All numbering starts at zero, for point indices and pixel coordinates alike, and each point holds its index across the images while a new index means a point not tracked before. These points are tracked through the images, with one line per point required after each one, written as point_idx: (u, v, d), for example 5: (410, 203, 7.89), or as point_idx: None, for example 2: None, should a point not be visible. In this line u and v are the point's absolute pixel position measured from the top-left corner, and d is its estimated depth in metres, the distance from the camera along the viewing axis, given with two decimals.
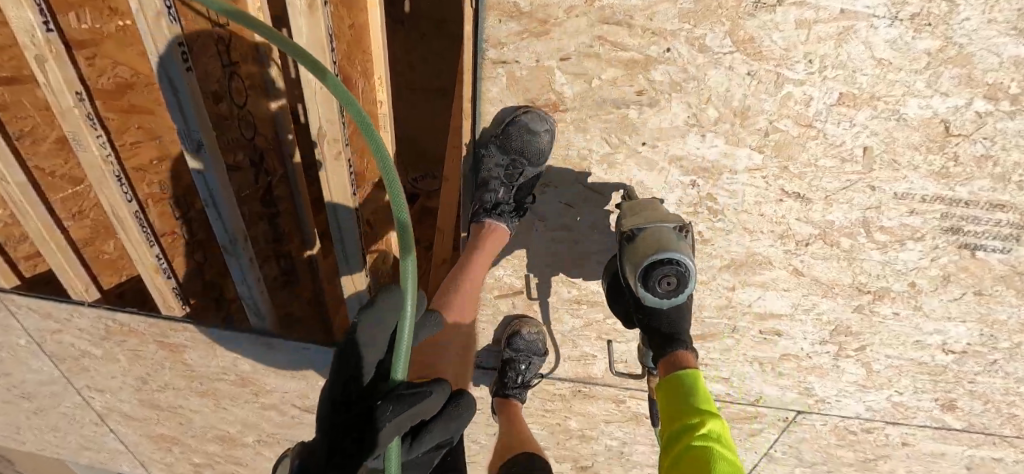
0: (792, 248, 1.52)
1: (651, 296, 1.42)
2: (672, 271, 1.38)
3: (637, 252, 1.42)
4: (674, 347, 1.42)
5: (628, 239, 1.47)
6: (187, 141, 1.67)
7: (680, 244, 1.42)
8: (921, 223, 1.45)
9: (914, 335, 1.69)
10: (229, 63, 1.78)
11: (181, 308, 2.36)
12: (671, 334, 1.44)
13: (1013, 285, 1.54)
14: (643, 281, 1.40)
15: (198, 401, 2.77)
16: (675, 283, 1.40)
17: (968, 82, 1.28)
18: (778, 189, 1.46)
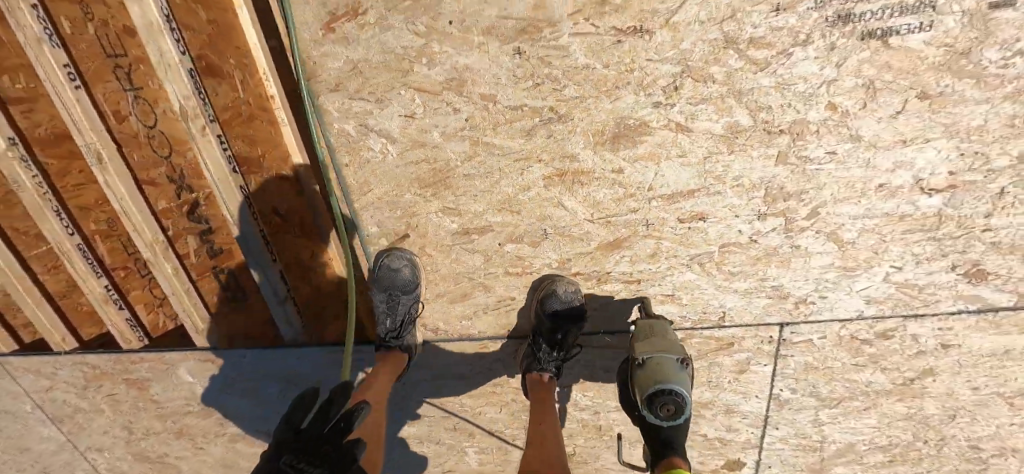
0: (661, 100, 1.29)
1: (652, 416, 1.45)
2: (672, 401, 1.43)
3: (641, 379, 1.47)
4: (669, 451, 1.43)
5: (636, 366, 1.49)
6: (88, 154, 1.78)
7: (680, 373, 1.46)
8: (797, 21, 1.18)
9: (871, 179, 1.34)
10: (132, 89, 1.89)
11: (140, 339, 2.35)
12: (666, 442, 1.45)
13: (965, 74, 1.20)
14: (645, 404, 1.45)
15: (177, 444, 2.58)
16: (674, 409, 1.44)
17: None
18: (613, 29, 1.24)
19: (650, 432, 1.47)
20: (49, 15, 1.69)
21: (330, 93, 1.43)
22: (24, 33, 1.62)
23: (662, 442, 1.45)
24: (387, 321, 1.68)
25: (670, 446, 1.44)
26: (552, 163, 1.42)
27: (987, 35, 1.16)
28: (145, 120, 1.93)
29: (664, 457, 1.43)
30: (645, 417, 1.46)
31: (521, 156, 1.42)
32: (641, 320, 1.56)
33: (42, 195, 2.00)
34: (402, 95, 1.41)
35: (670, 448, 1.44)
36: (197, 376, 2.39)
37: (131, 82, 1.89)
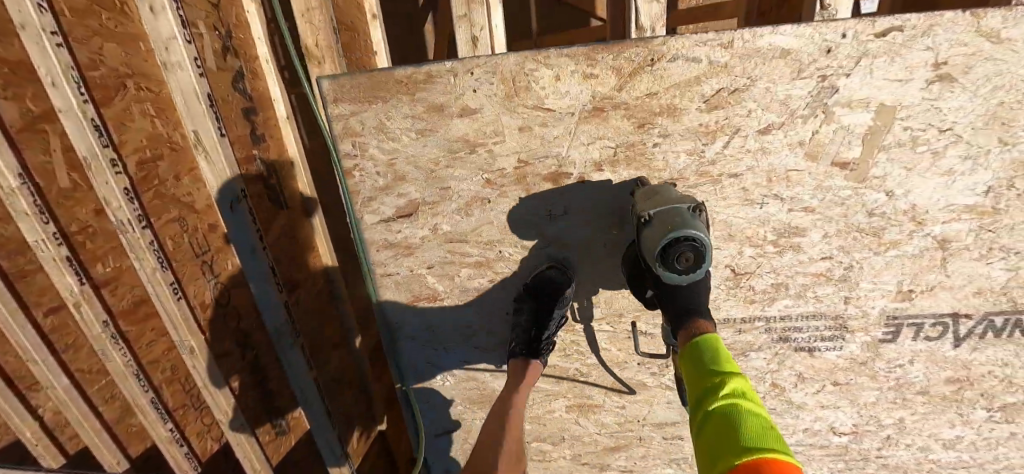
0: (659, 371, 1.83)
1: (668, 273, 1.33)
2: (689, 248, 1.30)
3: (652, 236, 1.34)
4: (693, 316, 1.38)
5: (643, 224, 1.38)
6: (182, 346, 2.13)
7: (697, 220, 1.34)
8: (752, 337, 1.70)
9: (799, 424, 1.88)
10: (213, 278, 2.25)
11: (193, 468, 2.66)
12: (688, 307, 1.39)
13: (864, 374, 1.74)
14: (663, 261, 1.31)
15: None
16: (693, 260, 1.32)
17: (732, 239, 1.54)
18: (625, 329, 1.75)
19: (668, 295, 1.41)
20: (160, 239, 2.02)
21: (408, 342, 1.90)
22: (143, 264, 1.94)
23: (686, 307, 1.39)
24: None
25: (694, 308, 1.40)
26: (573, 397, 1.93)
27: (877, 354, 1.70)
28: (223, 301, 2.29)
29: (688, 321, 1.37)
30: (662, 275, 1.34)
31: (552, 393, 1.94)
32: (641, 189, 1.45)
33: (126, 363, 2.27)
34: (464, 347, 1.89)
35: (691, 311, 1.38)
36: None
37: (214, 273, 2.25)
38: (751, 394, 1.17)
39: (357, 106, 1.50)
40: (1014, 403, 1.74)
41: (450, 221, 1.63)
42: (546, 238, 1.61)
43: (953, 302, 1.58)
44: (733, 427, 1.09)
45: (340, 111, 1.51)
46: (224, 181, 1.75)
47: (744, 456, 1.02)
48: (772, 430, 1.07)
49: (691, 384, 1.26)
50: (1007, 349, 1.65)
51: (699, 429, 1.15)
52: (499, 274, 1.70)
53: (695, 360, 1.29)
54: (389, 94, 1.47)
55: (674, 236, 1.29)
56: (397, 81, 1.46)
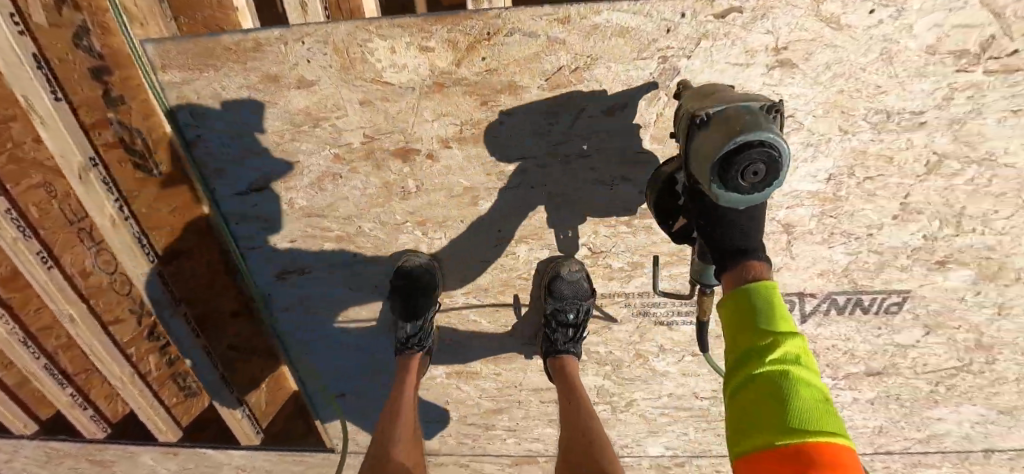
0: (528, 340, 1.89)
1: (729, 192, 1.06)
2: (762, 158, 1.02)
3: (710, 138, 1.06)
4: (745, 257, 1.09)
5: (696, 125, 1.12)
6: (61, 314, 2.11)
7: (770, 123, 1.05)
8: (614, 311, 1.76)
9: (666, 390, 1.98)
10: (94, 245, 2.15)
11: (103, 430, 2.75)
12: (740, 247, 1.11)
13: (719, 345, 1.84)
14: (722, 171, 1.04)
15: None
16: (762, 175, 1.04)
17: (585, 218, 1.54)
18: (490, 303, 1.76)
19: (723, 249, 1.11)
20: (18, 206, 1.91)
21: (283, 313, 1.90)
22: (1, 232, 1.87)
23: (730, 237, 1.11)
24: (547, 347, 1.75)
25: (747, 247, 1.11)
26: (450, 364, 2.00)
27: None
28: (107, 269, 2.21)
29: (739, 261, 1.09)
30: (721, 195, 1.07)
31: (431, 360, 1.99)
32: (686, 91, 1.22)
33: (8, 332, 2.22)
34: (340, 319, 1.92)
35: (747, 251, 1.10)
36: (158, 460, 2.73)
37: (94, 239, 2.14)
38: (804, 360, 0.94)
39: (188, 74, 1.40)
40: (856, 373, 1.91)
41: (305, 195, 1.59)
42: (403, 215, 1.58)
43: (799, 281, 1.64)
44: (780, 400, 0.88)
45: (170, 78, 1.41)
46: (66, 152, 1.64)
47: (791, 436, 0.83)
48: (825, 409, 0.88)
49: (728, 341, 1.02)
50: (848, 326, 1.77)
51: (739, 393, 0.93)
52: (362, 248, 1.68)
53: (739, 305, 1.03)
54: (219, 61, 1.38)
55: (739, 143, 1.01)
56: (226, 47, 1.35)
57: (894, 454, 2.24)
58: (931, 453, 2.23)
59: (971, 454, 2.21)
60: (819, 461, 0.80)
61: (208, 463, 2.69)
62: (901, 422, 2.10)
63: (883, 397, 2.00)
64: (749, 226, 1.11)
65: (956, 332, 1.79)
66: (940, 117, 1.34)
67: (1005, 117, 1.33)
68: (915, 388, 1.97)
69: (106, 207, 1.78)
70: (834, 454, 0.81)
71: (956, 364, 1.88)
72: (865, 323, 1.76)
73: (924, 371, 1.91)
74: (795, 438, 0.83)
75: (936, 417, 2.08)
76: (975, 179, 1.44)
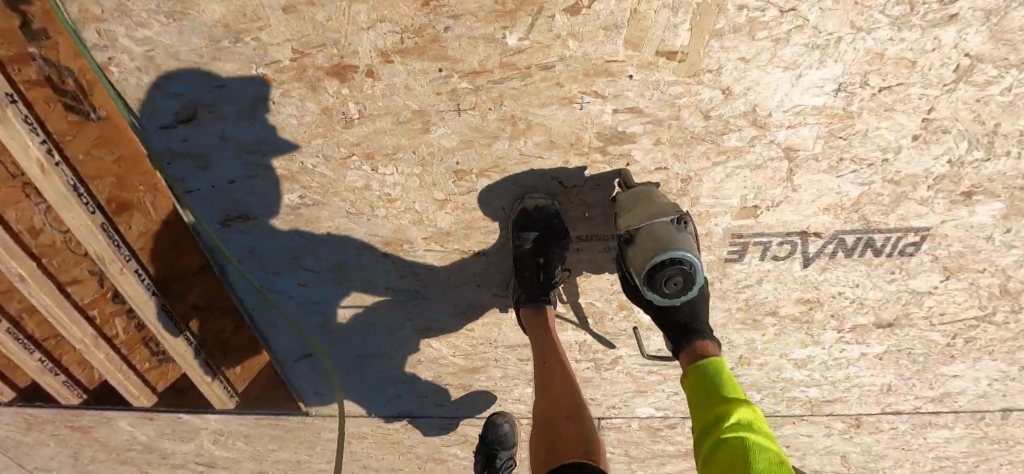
0: (500, 291, 1.72)
1: (659, 298, 1.36)
2: (678, 273, 1.32)
3: (637, 259, 1.36)
4: (692, 336, 1.41)
5: (626, 242, 1.39)
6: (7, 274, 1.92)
7: (681, 237, 1.32)
8: (591, 256, 1.59)
9: (653, 345, 1.81)
10: (43, 202, 1.99)
11: (78, 395, 2.62)
12: (687, 325, 1.41)
13: (712, 294, 1.64)
14: (648, 285, 1.35)
15: (125, 468, 2.91)
16: (681, 284, 1.34)
17: (554, 146, 1.34)
18: (457, 250, 1.60)
19: (673, 334, 1.42)
20: None
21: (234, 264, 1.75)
22: None
23: (678, 320, 1.43)
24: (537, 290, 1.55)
25: (689, 323, 1.43)
26: (417, 319, 1.87)
27: (724, 275, 1.58)
28: (59, 227, 2.04)
29: (687, 343, 1.39)
30: (651, 299, 1.38)
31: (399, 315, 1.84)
32: (623, 193, 1.36)
33: None
34: (297, 272, 1.76)
35: (692, 331, 1.41)
36: (137, 426, 2.63)
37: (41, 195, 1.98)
38: (757, 425, 1.14)
39: None
40: (864, 325, 1.72)
41: (237, 127, 1.40)
42: (348, 147, 1.39)
43: (802, 218, 1.44)
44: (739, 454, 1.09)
45: None
46: None
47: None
48: (781, 465, 1.07)
49: (695, 414, 1.25)
50: (856, 270, 1.57)
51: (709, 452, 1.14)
52: (308, 189, 1.50)
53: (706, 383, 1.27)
54: None
55: (658, 261, 1.31)
56: None
57: (904, 414, 2.07)
58: (944, 414, 2.07)
59: (985, 414, 2.07)
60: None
61: (186, 428, 2.58)
62: (913, 380, 1.92)
63: (894, 352, 1.82)
64: (696, 309, 1.43)
65: (979, 277, 1.58)
66: (975, 8, 1.09)
67: None
68: (930, 341, 1.78)
69: (32, 150, 1.57)
70: None
71: (977, 313, 1.68)
72: (876, 267, 1.56)
73: (941, 322, 1.72)
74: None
75: (950, 374, 1.90)
76: (1013, 88, 1.21)
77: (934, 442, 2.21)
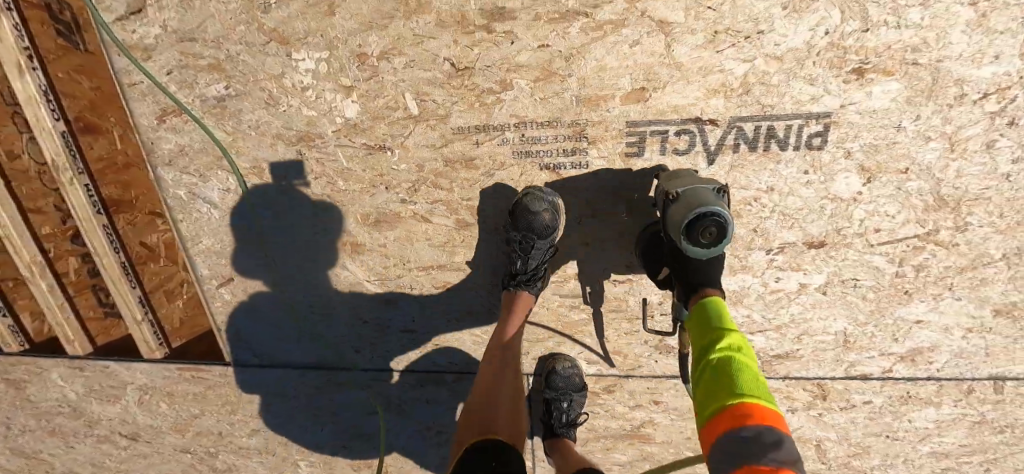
0: (406, 197, 1.70)
1: (694, 247, 1.38)
2: (713, 224, 1.34)
3: (677, 212, 1.39)
4: (701, 288, 1.38)
5: (669, 202, 1.43)
6: None
7: (720, 199, 1.38)
8: (492, 150, 1.59)
9: (570, 268, 1.73)
10: (28, 133, 2.22)
11: (20, 344, 2.52)
12: (700, 280, 1.39)
13: (619, 200, 1.61)
14: (685, 234, 1.37)
15: (51, 441, 2.73)
16: (715, 234, 1.37)
17: (440, 25, 1.46)
18: (365, 145, 1.64)
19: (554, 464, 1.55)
20: None
21: (164, 166, 1.82)
22: None
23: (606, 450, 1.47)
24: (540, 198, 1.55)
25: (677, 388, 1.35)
26: (335, 234, 1.81)
27: (627, 173, 1.57)
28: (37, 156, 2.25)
29: (695, 289, 1.38)
30: (683, 247, 1.39)
31: (315, 228, 1.83)
32: (662, 173, 1.53)
33: None
34: (219, 174, 1.80)
35: (702, 281, 1.39)
36: (66, 381, 2.49)
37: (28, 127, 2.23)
38: (748, 350, 1.20)
39: None
40: (792, 244, 1.61)
41: (173, 14, 1.60)
42: (267, 34, 1.56)
43: (696, 105, 1.46)
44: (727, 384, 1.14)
45: None
46: None
47: (735, 397, 1.11)
48: (763, 389, 1.13)
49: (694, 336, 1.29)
50: (766, 170, 1.52)
51: (702, 375, 1.20)
52: (232, 79, 1.65)
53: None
54: None
55: (703, 209, 1.34)
56: None
57: (876, 383, 1.82)
58: (921, 382, 1.80)
59: (973, 385, 1.79)
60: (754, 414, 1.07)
61: (113, 383, 2.41)
62: (871, 327, 1.72)
63: (838, 285, 1.66)
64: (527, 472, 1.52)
65: (905, 179, 1.50)
66: None
67: None
68: (875, 269, 1.63)
69: (12, 50, 1.80)
70: (762, 414, 1.07)
71: (916, 231, 1.56)
72: (786, 164, 1.51)
73: (879, 242, 1.59)
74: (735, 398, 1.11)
75: (912, 320, 1.70)
76: None
77: (924, 428, 1.90)
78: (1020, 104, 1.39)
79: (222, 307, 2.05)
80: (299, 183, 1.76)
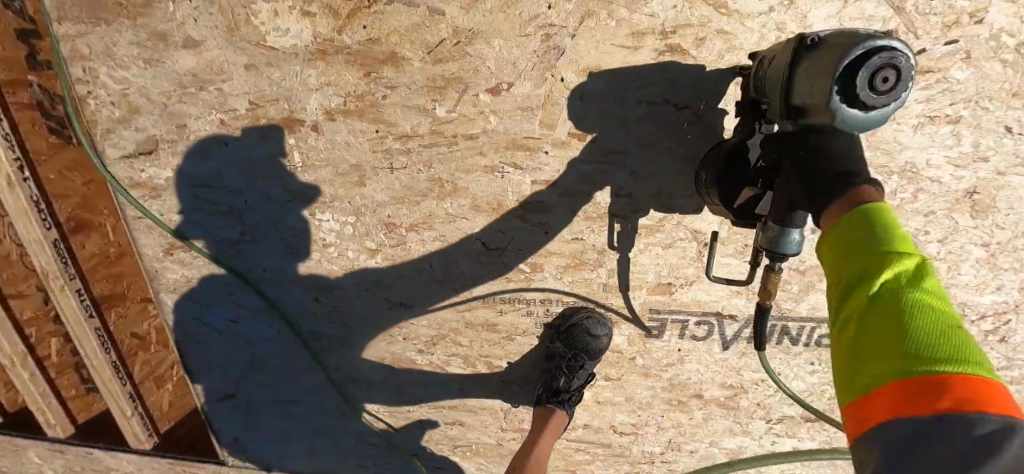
0: (423, 348, 1.70)
1: (854, 105, 0.84)
2: (892, 63, 0.83)
3: (827, 51, 0.88)
4: (847, 179, 0.78)
5: (804, 47, 0.95)
6: None
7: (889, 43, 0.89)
8: (515, 318, 1.61)
9: (579, 420, 1.78)
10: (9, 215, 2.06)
11: None
12: (842, 165, 0.81)
13: (634, 370, 1.66)
14: (845, 80, 0.84)
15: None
16: (889, 86, 0.84)
17: (474, 208, 1.44)
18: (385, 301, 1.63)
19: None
20: None
21: (169, 294, 1.74)
22: None
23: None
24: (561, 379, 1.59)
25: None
26: (348, 368, 1.82)
27: (644, 349, 1.62)
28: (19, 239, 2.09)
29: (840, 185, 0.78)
30: (831, 106, 0.86)
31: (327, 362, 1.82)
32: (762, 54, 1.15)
33: None
34: (228, 305, 1.76)
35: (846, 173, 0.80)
36: (45, 460, 2.41)
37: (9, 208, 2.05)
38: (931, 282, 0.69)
39: (84, 29, 1.38)
40: (791, 417, 1.70)
41: (189, 160, 1.51)
42: (290, 192, 1.50)
43: (717, 301, 1.52)
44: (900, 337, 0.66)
45: (65, 29, 1.38)
46: None
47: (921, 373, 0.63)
48: (953, 330, 0.67)
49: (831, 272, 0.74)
50: (777, 358, 1.59)
51: (852, 324, 0.70)
52: (247, 226, 1.59)
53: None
54: (111, 17, 1.35)
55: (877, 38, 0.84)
56: (121, 6, 1.34)
57: None
58: None
59: None
60: (969, 401, 0.61)
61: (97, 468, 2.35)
62: None
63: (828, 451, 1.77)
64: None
65: None
66: None
67: (920, 124, 1.28)
68: None
69: (2, 163, 1.68)
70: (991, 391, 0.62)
71: None
72: (795, 355, 1.58)
73: None
74: (921, 365, 0.63)
75: None
76: (896, 193, 1.36)
77: None
78: (1012, 326, 1.50)
79: (219, 419, 2.01)
80: (313, 322, 1.74)
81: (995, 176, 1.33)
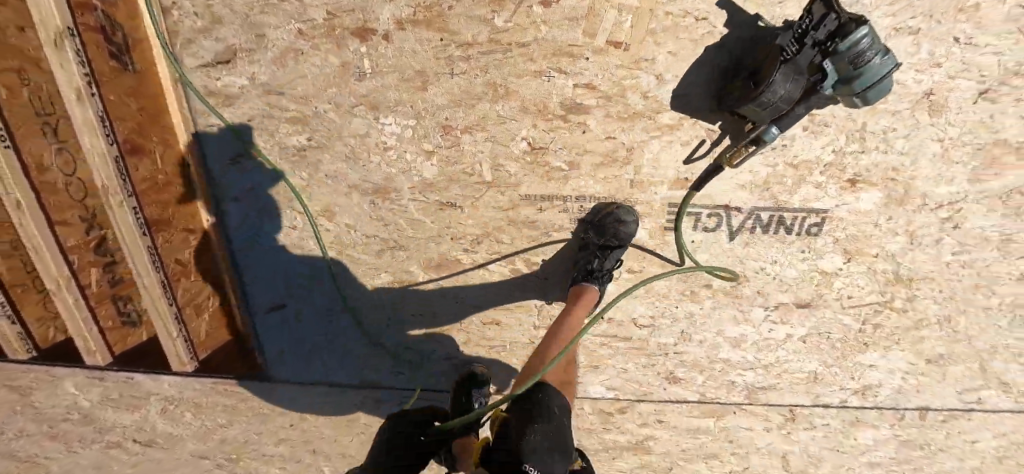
0: (468, 247, 1.90)
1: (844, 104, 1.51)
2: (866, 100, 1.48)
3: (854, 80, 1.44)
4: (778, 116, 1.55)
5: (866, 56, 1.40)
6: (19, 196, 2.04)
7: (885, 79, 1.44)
8: (554, 215, 1.83)
9: (604, 314, 2.02)
10: (56, 142, 2.16)
11: (28, 351, 2.52)
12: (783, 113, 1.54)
13: (654, 262, 1.91)
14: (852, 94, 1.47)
15: (52, 446, 2.71)
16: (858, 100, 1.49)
17: (523, 109, 1.67)
18: (437, 201, 1.82)
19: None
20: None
21: None
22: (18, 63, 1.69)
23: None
24: (594, 262, 1.84)
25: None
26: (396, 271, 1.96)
27: (664, 242, 1.87)
28: (65, 168, 2.20)
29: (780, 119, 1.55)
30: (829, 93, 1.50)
31: (375, 266, 1.96)
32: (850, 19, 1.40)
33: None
34: (287, 213, 1.91)
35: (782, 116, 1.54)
36: (82, 388, 2.53)
37: (56, 137, 2.17)
38: None
39: None
40: (785, 303, 1.99)
41: (263, 68, 1.68)
42: (357, 97, 1.69)
43: (726, 193, 1.78)
44: None
45: None
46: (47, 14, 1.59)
47: None
48: None
49: None
50: (774, 248, 1.88)
51: None
52: (315, 132, 1.74)
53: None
54: None
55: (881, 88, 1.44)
56: None
57: (833, 410, 2.27)
58: (867, 410, 2.27)
59: (903, 413, 2.28)
60: None
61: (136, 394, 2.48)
62: (836, 367, 2.15)
63: (815, 337, 2.07)
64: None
65: (875, 261, 1.91)
66: None
67: (890, 33, 1.58)
68: (845, 325, 2.04)
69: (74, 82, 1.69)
70: None
71: (878, 299, 1.99)
72: (789, 244, 1.87)
73: (849, 306, 2.00)
74: None
75: (866, 364, 2.15)
76: None
77: (867, 444, 2.37)
78: (963, 214, 1.83)
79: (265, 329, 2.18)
80: (366, 228, 1.88)
81: (948, 79, 1.63)
